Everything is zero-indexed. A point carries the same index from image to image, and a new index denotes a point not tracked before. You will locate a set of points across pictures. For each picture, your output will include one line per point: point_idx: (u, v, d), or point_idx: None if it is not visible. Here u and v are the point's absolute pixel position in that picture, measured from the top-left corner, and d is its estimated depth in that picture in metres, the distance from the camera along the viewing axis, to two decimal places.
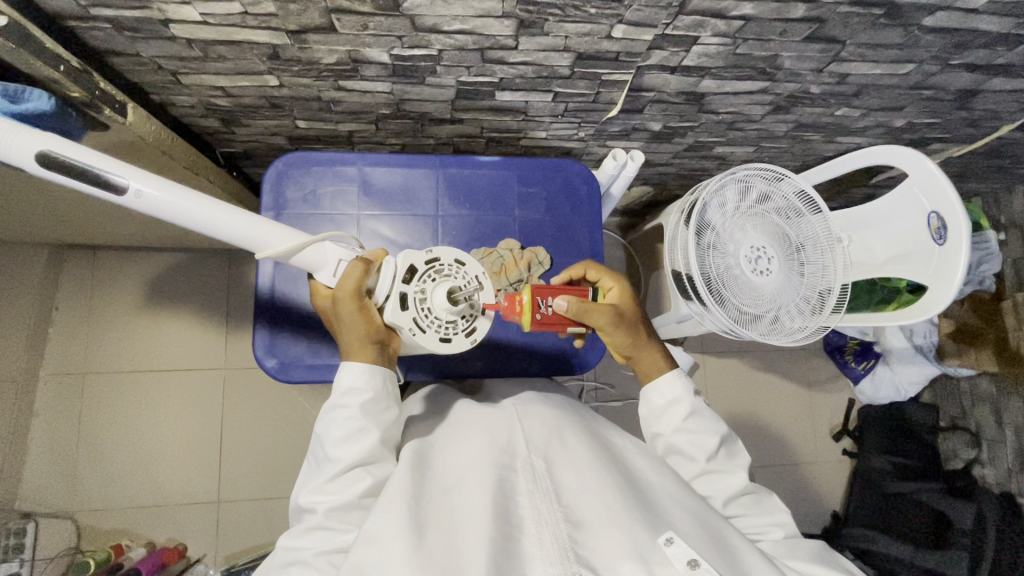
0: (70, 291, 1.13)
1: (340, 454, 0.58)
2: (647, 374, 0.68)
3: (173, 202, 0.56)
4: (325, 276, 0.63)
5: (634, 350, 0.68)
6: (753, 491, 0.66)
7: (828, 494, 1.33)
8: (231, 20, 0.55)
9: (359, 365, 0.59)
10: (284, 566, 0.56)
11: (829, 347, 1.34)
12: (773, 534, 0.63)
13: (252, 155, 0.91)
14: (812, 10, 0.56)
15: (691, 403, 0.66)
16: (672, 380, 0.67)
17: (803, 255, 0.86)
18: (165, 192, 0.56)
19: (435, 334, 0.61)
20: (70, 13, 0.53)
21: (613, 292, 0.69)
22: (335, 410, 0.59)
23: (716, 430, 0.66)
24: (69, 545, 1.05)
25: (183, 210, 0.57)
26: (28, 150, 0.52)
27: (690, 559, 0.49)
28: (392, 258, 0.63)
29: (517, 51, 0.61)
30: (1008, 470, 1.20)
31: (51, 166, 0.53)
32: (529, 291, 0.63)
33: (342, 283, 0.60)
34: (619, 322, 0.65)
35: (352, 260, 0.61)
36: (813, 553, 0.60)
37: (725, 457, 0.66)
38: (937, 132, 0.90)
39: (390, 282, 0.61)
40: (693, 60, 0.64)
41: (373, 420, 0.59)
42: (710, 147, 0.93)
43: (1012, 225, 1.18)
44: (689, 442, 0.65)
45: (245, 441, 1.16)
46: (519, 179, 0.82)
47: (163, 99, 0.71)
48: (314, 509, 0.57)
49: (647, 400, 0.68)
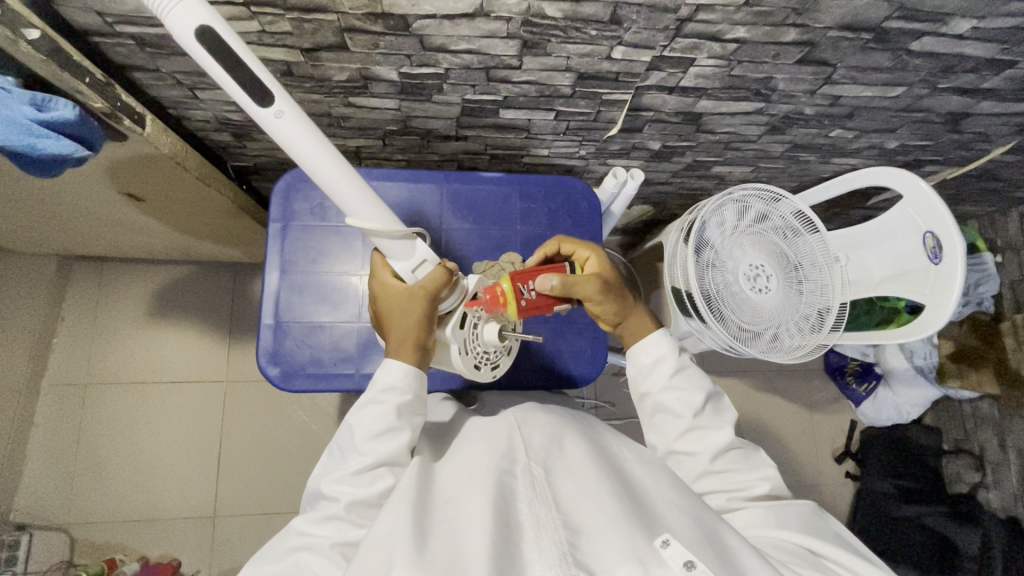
0: (77, 303, 1.15)
1: (371, 449, 0.58)
2: (637, 334, 0.70)
3: (317, 142, 0.49)
4: (402, 269, 0.63)
5: (622, 316, 0.69)
6: (741, 447, 0.67)
7: (834, 517, 1.31)
8: (249, 38, 0.57)
9: (404, 365, 0.61)
10: (296, 550, 0.57)
11: (830, 368, 1.35)
12: (758, 488, 0.64)
13: (262, 170, 0.95)
14: (803, 34, 0.59)
15: (676, 361, 0.68)
16: (659, 340, 0.68)
17: (801, 274, 0.87)
18: (307, 131, 0.48)
19: (472, 359, 0.66)
20: (96, 29, 0.56)
21: (591, 261, 0.70)
22: (371, 405, 0.60)
23: (702, 388, 0.67)
24: (62, 559, 1.05)
25: (313, 154, 0.49)
26: (188, 24, 0.41)
27: (686, 560, 0.48)
28: (461, 279, 0.67)
29: (520, 70, 0.63)
30: (1014, 495, 1.19)
31: (206, 47, 0.42)
32: (510, 280, 0.62)
33: (423, 283, 0.61)
34: (606, 289, 0.66)
35: (436, 268, 0.63)
36: (804, 524, 0.60)
37: (712, 414, 0.67)
38: (930, 154, 0.92)
39: (458, 302, 0.65)
40: (690, 81, 0.67)
41: (407, 421, 0.61)
42: (708, 167, 0.95)
43: (1008, 247, 1.19)
44: (675, 401, 0.66)
45: (245, 458, 1.16)
46: (521, 195, 0.84)
47: (179, 113, 0.74)
48: (336, 498, 0.58)
49: (634, 360, 0.69)
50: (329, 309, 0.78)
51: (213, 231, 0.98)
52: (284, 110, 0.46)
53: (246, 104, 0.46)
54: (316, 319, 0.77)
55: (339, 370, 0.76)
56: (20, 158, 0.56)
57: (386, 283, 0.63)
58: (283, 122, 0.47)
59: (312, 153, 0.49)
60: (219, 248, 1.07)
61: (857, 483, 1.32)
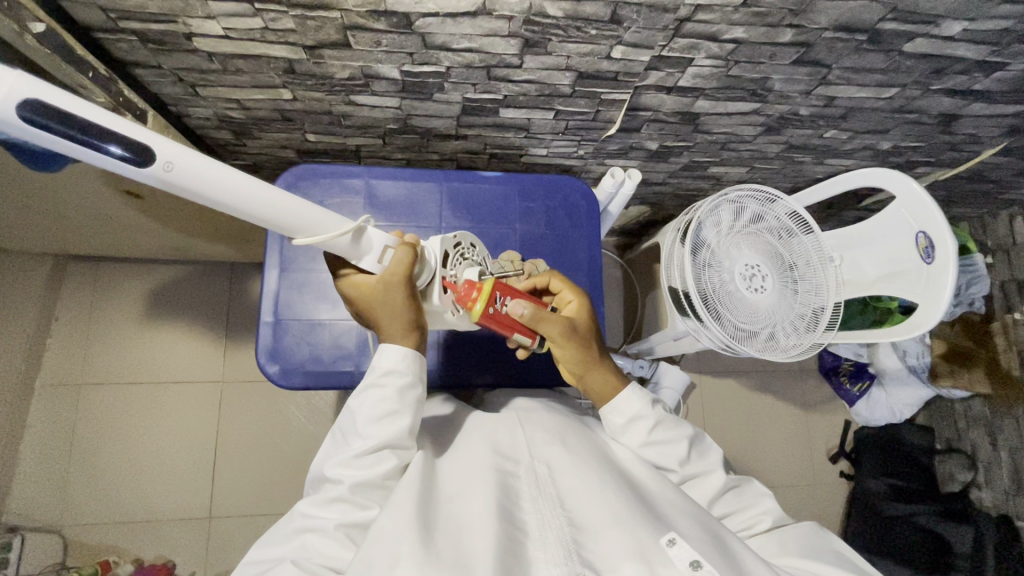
0: (72, 302, 1.14)
1: (372, 432, 0.58)
2: (602, 393, 0.67)
3: (222, 180, 0.41)
4: (367, 262, 0.56)
5: (585, 368, 0.67)
6: (735, 484, 0.67)
7: (827, 515, 1.31)
8: (252, 34, 0.57)
9: (402, 350, 0.59)
10: (300, 532, 0.56)
11: (824, 369, 1.36)
12: (761, 525, 0.64)
13: (261, 168, 0.95)
14: (799, 35, 0.60)
15: (653, 416, 0.66)
16: (629, 399, 0.66)
17: (796, 274, 0.88)
18: (207, 170, 0.41)
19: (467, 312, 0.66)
20: (100, 26, 0.56)
21: (573, 305, 0.69)
22: (374, 389, 0.58)
23: (684, 435, 0.67)
24: (55, 561, 1.03)
25: (225, 195, 0.42)
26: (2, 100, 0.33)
27: (693, 560, 0.48)
28: (422, 244, 0.62)
29: (521, 69, 0.64)
30: (1005, 493, 1.20)
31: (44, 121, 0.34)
32: (490, 282, 0.60)
33: (392, 270, 0.56)
34: (572, 335, 0.65)
35: (400, 246, 0.57)
36: (805, 547, 0.59)
37: (697, 458, 0.67)
38: (922, 155, 0.94)
39: (434, 268, 0.61)
40: (688, 81, 0.68)
41: (408, 405, 0.59)
42: (704, 168, 0.96)
43: (998, 248, 1.21)
44: (660, 454, 0.66)
45: (240, 458, 1.15)
46: (520, 194, 0.85)
47: (180, 110, 0.74)
48: (339, 481, 0.57)
49: (607, 420, 0.67)
50: (328, 306, 0.78)
51: (210, 232, 0.98)
52: (172, 161, 0.39)
53: (126, 171, 0.38)
54: (316, 317, 0.77)
55: (339, 367, 0.76)
56: (21, 153, 0.56)
57: (356, 284, 0.58)
58: (176, 175, 0.39)
59: (222, 197, 0.42)
60: (215, 248, 1.06)
61: (852, 482, 1.33)
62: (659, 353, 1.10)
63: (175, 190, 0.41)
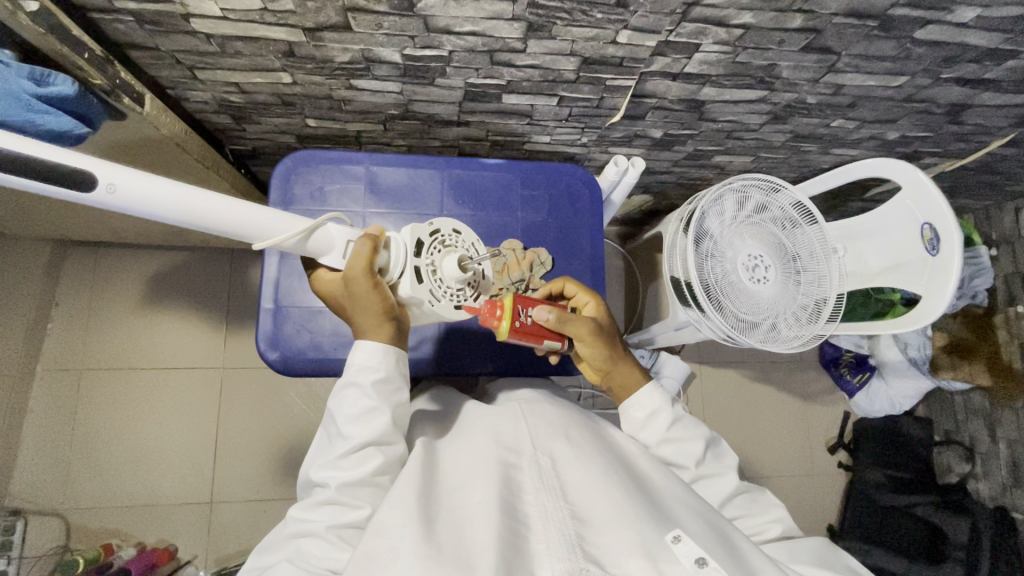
0: (71, 289, 1.14)
1: (353, 432, 0.58)
2: (629, 386, 0.68)
3: (163, 193, 0.45)
4: (333, 260, 0.58)
5: (610, 364, 0.68)
6: (747, 490, 0.67)
7: (824, 506, 1.32)
8: (250, 15, 0.56)
9: (374, 345, 0.59)
10: (295, 537, 0.56)
11: (824, 360, 1.36)
12: (771, 532, 0.64)
13: (261, 153, 0.94)
14: (809, 21, 0.59)
15: (673, 412, 0.67)
16: (651, 391, 0.67)
17: (800, 264, 0.87)
18: (150, 185, 0.44)
19: (449, 303, 0.62)
20: (96, 5, 0.55)
21: (591, 305, 0.70)
22: (350, 387, 0.58)
23: (701, 436, 0.67)
24: (58, 543, 1.04)
25: (174, 210, 0.46)
26: None
27: (698, 558, 0.48)
28: (392, 235, 0.61)
29: (524, 54, 0.63)
30: (1002, 485, 1.21)
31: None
32: (511, 298, 0.62)
33: (351, 264, 0.56)
34: (598, 333, 0.66)
35: (362, 239, 0.58)
36: (815, 557, 0.59)
37: (714, 459, 0.68)
38: (929, 145, 0.92)
39: (404, 258, 0.60)
40: (694, 67, 0.66)
41: (384, 400, 0.59)
42: (709, 156, 0.95)
43: (1003, 241, 1.20)
44: (676, 451, 0.66)
45: (239, 443, 1.15)
46: (522, 182, 0.84)
47: (178, 93, 0.73)
48: (326, 484, 0.57)
49: (628, 415, 0.68)
50: None
51: None
52: (115, 182, 0.43)
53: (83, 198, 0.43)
54: (316, 304, 0.77)
55: (339, 354, 0.76)
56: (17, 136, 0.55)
57: (326, 282, 0.60)
58: (122, 194, 0.43)
59: (169, 210, 0.46)
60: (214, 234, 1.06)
61: (849, 473, 1.33)
62: (660, 343, 1.09)
63: (132, 211, 0.45)
